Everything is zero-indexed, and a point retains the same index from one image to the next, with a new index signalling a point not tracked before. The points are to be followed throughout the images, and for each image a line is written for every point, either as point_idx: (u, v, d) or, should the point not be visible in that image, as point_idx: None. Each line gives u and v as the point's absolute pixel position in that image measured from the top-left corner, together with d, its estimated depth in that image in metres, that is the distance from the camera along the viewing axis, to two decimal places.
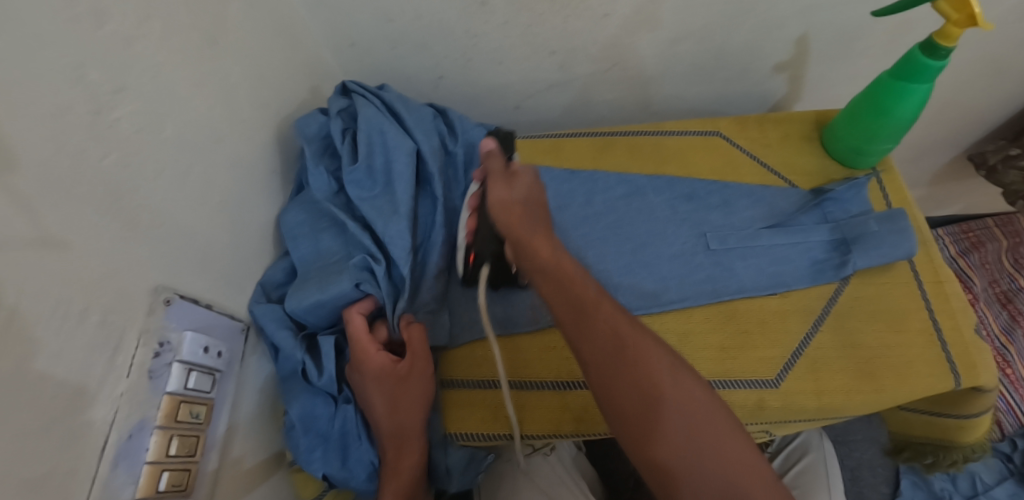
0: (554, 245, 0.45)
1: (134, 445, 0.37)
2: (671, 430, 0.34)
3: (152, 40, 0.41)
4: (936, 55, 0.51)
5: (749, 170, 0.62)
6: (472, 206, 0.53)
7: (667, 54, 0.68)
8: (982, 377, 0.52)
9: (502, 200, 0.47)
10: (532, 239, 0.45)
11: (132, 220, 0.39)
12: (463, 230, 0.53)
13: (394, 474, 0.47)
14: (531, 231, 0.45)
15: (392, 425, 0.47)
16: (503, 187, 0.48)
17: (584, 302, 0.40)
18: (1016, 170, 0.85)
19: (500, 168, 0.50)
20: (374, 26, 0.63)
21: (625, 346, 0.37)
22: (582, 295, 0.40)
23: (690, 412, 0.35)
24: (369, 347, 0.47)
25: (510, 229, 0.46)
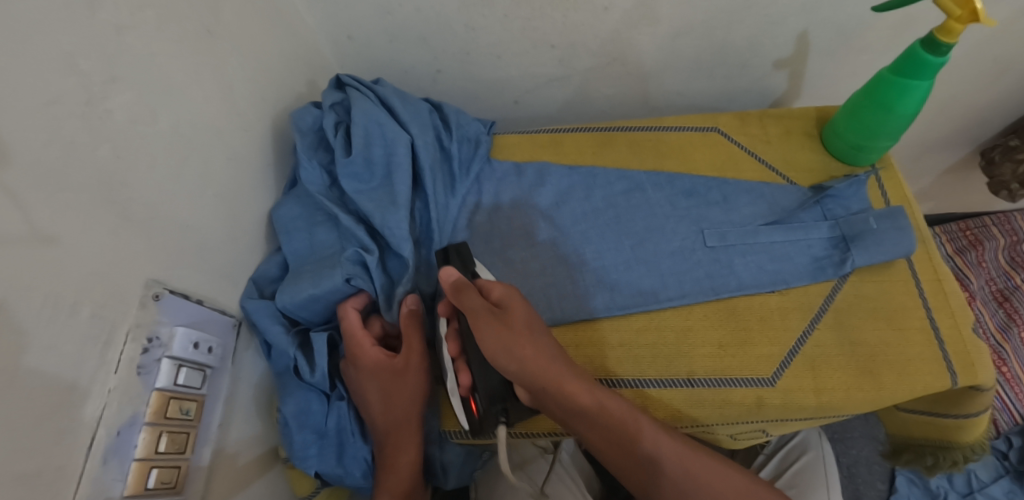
0: (532, 334, 0.44)
1: (124, 441, 0.37)
2: (641, 461, 0.42)
3: (145, 29, 0.40)
4: (937, 51, 0.50)
5: (749, 166, 0.62)
6: (454, 351, 0.47)
7: (667, 49, 0.67)
8: (980, 375, 0.52)
9: (473, 304, 0.44)
10: (513, 335, 0.43)
11: (124, 213, 0.38)
12: (456, 386, 0.46)
13: (391, 469, 0.47)
14: (509, 317, 0.43)
15: (387, 421, 0.46)
16: (506, 331, 0.42)
17: (600, 416, 0.43)
18: (1011, 162, 0.87)
19: (486, 307, 0.44)
20: (373, 18, 0.62)
21: (623, 430, 0.43)
22: (592, 409, 0.42)
23: (690, 477, 0.42)
24: (364, 342, 0.46)
25: (511, 375, 0.43)
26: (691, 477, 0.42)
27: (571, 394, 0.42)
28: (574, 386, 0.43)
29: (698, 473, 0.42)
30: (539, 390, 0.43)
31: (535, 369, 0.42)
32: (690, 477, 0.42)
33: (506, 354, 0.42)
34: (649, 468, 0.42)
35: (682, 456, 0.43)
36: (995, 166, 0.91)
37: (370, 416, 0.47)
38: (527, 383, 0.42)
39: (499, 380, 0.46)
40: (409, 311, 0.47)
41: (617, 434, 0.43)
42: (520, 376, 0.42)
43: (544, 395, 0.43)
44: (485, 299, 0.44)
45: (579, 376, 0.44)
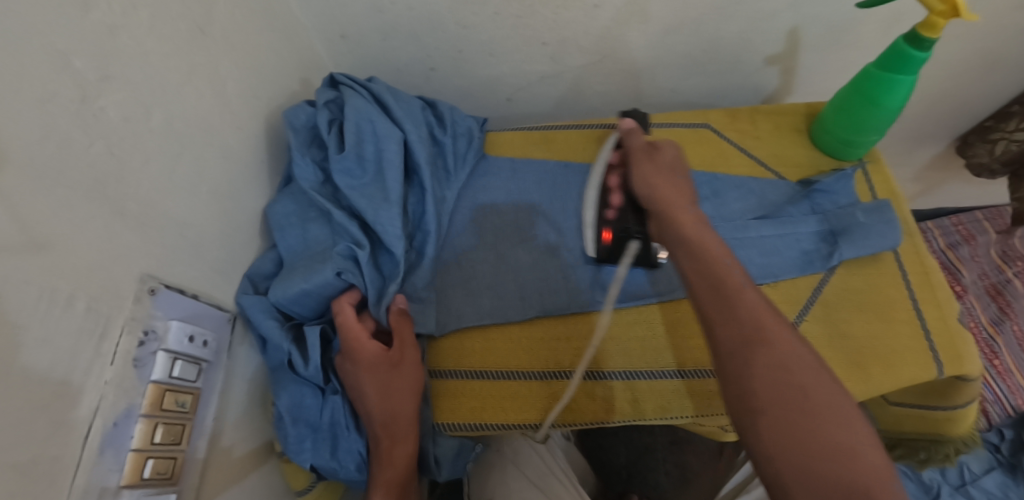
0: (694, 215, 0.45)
1: (119, 432, 0.37)
2: (789, 414, 0.33)
3: (139, 29, 0.41)
4: (922, 46, 0.51)
5: (739, 162, 0.62)
6: (613, 184, 0.53)
7: (658, 46, 0.68)
8: (966, 366, 0.53)
9: (643, 177, 0.48)
10: (676, 206, 0.45)
11: (119, 209, 0.39)
12: (590, 216, 0.52)
13: (385, 462, 0.47)
14: (679, 193, 0.47)
15: (382, 414, 0.46)
16: (650, 168, 0.49)
17: (739, 304, 0.38)
18: (985, 143, 0.88)
19: (643, 146, 0.51)
20: (366, 16, 0.63)
21: (790, 380, 0.35)
22: (738, 293, 0.39)
23: (805, 405, 0.33)
24: (360, 336, 0.47)
25: (654, 199, 0.47)
26: (841, 452, 0.31)
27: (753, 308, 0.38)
28: (675, 201, 0.46)
29: (800, 425, 0.33)
30: (727, 293, 0.39)
31: (725, 270, 0.40)
32: (803, 406, 0.33)
33: (686, 247, 0.42)
34: (769, 430, 0.33)
35: (829, 403, 0.33)
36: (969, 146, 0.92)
37: (365, 410, 0.47)
38: (715, 290, 0.39)
39: (636, 213, 0.51)
40: (403, 308, 0.48)
41: (781, 362, 0.35)
42: (647, 175, 0.48)
43: (720, 310, 0.38)
44: (644, 141, 0.52)
45: (715, 236, 0.43)
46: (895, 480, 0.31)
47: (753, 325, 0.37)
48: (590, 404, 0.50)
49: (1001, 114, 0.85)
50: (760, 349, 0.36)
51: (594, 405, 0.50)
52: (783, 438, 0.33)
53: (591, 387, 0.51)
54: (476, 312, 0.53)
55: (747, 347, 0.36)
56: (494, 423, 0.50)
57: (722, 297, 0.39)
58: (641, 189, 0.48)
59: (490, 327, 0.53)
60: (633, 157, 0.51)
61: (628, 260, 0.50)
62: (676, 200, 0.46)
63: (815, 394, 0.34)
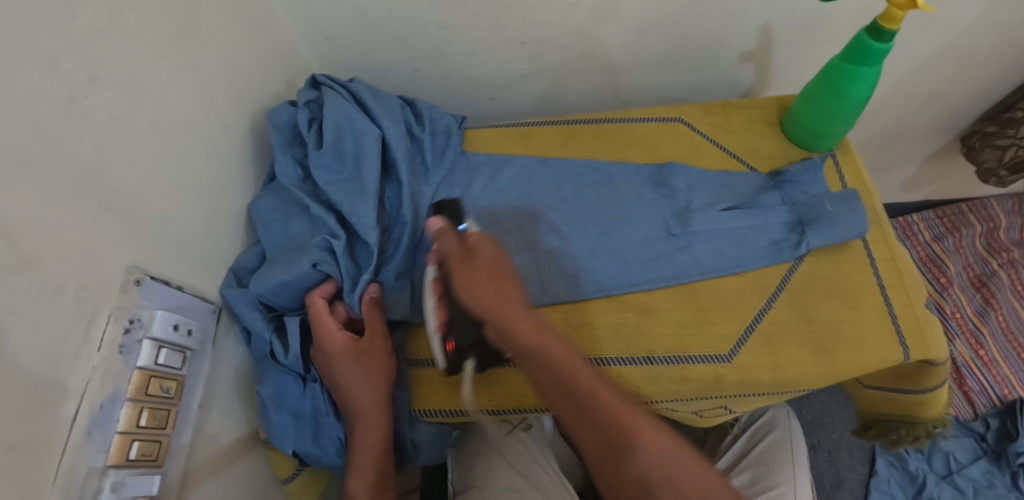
0: (532, 314, 0.44)
1: (106, 415, 0.39)
2: (613, 462, 0.36)
3: (125, 32, 0.43)
4: (883, 38, 0.53)
5: (712, 154, 0.64)
6: (437, 291, 0.48)
7: (634, 43, 0.70)
8: (933, 349, 0.54)
9: (463, 283, 0.44)
10: (513, 314, 0.43)
11: (106, 202, 0.41)
12: (433, 324, 0.48)
13: (362, 448, 0.49)
14: (518, 296, 0.44)
15: (356, 402, 0.49)
16: (474, 281, 0.44)
17: (558, 367, 0.40)
18: (992, 148, 0.87)
19: (456, 250, 0.46)
20: (348, 19, 0.65)
21: (614, 425, 0.37)
22: (546, 353, 0.41)
23: (611, 444, 0.37)
24: (331, 327, 0.48)
25: (488, 311, 0.43)
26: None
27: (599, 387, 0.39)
28: (513, 305, 0.43)
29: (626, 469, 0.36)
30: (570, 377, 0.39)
31: (564, 365, 0.40)
32: (612, 444, 0.37)
33: (543, 348, 0.41)
34: (618, 478, 0.36)
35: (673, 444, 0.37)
36: (976, 152, 0.91)
37: (337, 395, 0.49)
38: (554, 369, 0.40)
39: None
40: (370, 298, 0.50)
41: (615, 418, 0.37)
42: (486, 302, 0.43)
43: (564, 389, 0.39)
44: (460, 240, 0.47)
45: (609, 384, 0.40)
46: None
47: (575, 385, 0.39)
48: None
49: (1005, 119, 0.84)
50: (597, 411, 0.38)
51: None
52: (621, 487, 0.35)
53: None
54: None
55: (587, 418, 0.38)
56: (469, 408, 0.52)
57: (538, 356, 0.41)
58: (469, 300, 0.43)
59: None
60: (444, 263, 0.46)
61: (468, 373, 0.49)
62: (560, 314, 0.43)
63: (622, 425, 0.37)
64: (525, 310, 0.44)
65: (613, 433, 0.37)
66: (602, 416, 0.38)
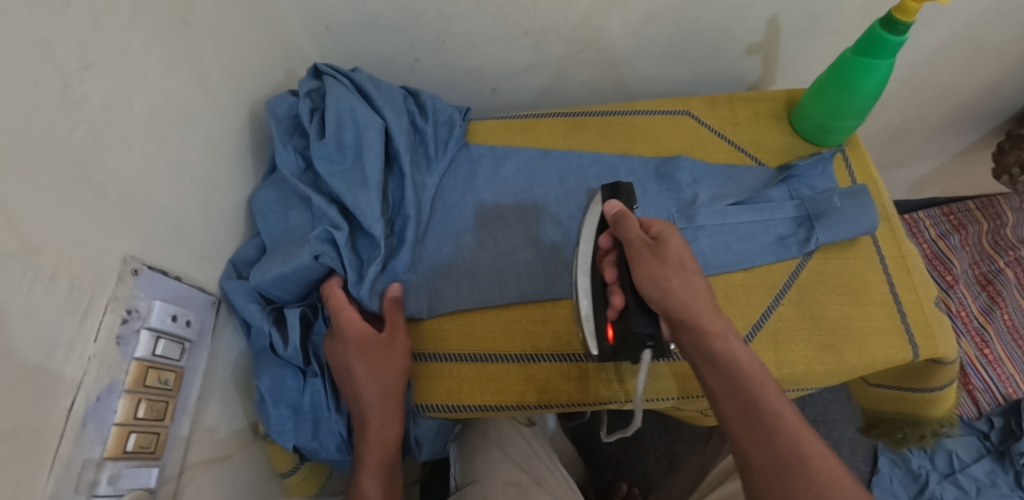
0: (717, 312, 0.41)
1: (102, 406, 0.39)
2: (779, 461, 0.35)
3: (120, 19, 0.42)
4: (896, 30, 0.51)
5: (717, 148, 0.63)
6: (612, 277, 0.45)
7: (638, 34, 0.69)
8: (941, 347, 0.53)
9: (642, 251, 0.43)
10: (699, 305, 0.40)
11: (101, 192, 0.40)
12: (607, 307, 0.44)
13: (368, 445, 0.48)
14: (699, 287, 0.41)
15: (365, 397, 0.48)
16: (657, 267, 0.41)
17: (738, 375, 0.39)
18: (1016, 151, 0.89)
19: (643, 239, 0.44)
20: (348, 8, 0.64)
21: (767, 418, 0.37)
22: (735, 364, 0.39)
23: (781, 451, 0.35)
24: (351, 314, 0.48)
25: (668, 303, 0.40)
26: None
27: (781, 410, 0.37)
28: (702, 306, 0.40)
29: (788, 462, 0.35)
30: (753, 392, 0.38)
31: (744, 372, 0.39)
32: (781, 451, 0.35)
33: (711, 360, 0.39)
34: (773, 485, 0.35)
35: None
36: (1003, 154, 0.92)
37: (348, 392, 0.49)
38: (744, 390, 0.38)
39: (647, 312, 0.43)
40: (393, 297, 0.50)
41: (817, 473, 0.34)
42: (659, 290, 0.41)
43: (741, 407, 0.38)
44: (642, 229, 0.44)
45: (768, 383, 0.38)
46: None
47: (768, 415, 0.37)
48: (566, 386, 0.51)
49: None
50: (781, 439, 0.36)
51: (569, 386, 0.51)
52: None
53: (568, 369, 0.51)
54: (456, 296, 0.54)
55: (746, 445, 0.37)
56: (472, 404, 0.51)
57: (731, 369, 0.39)
58: (650, 292, 0.41)
59: (468, 310, 0.54)
60: (630, 249, 0.43)
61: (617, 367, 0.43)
62: (684, 296, 0.40)
63: (820, 471, 0.34)
64: (710, 302, 0.41)
65: (798, 468, 0.34)
66: (790, 459, 0.35)
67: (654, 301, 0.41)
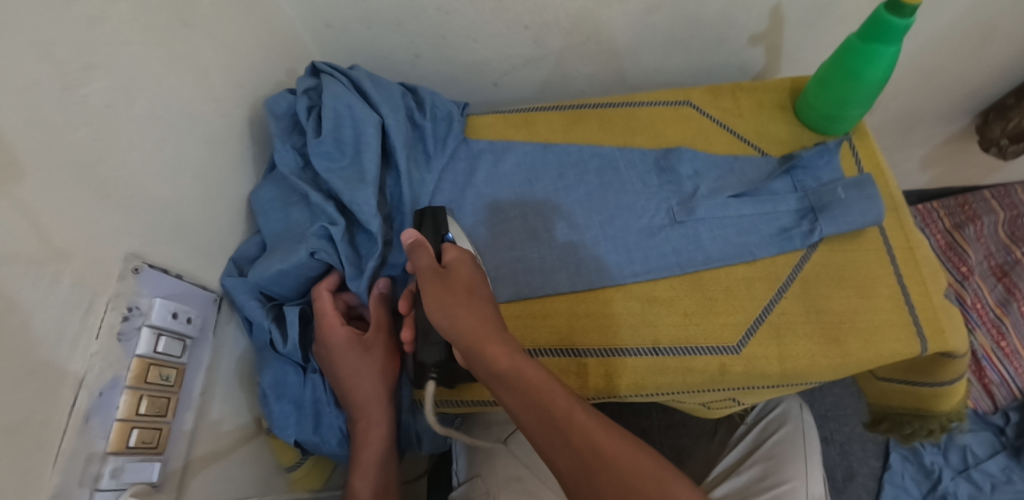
0: (499, 333, 0.40)
1: (105, 402, 0.39)
2: (585, 468, 0.35)
3: (119, 20, 0.43)
4: (901, 14, 0.50)
5: (719, 139, 0.62)
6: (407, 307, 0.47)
7: (640, 25, 0.68)
8: (951, 341, 0.52)
9: (434, 281, 0.42)
10: (491, 334, 0.40)
11: (102, 191, 0.41)
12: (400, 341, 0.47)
13: (363, 443, 0.48)
14: (485, 312, 0.41)
15: (355, 397, 0.48)
16: (447, 296, 0.41)
17: (526, 387, 0.38)
18: (1002, 122, 0.85)
19: (432, 266, 0.44)
20: (348, 5, 0.64)
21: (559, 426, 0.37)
22: (520, 378, 0.38)
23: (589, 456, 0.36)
24: (334, 321, 0.48)
25: (461, 333, 0.40)
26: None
27: (591, 430, 0.37)
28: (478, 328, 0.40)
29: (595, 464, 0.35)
30: (556, 424, 0.37)
31: (538, 387, 0.38)
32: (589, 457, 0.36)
33: (517, 396, 0.38)
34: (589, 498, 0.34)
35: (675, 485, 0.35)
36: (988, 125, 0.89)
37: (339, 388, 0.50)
38: (544, 423, 0.37)
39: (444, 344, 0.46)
40: (380, 293, 0.51)
41: (628, 477, 0.35)
42: (445, 317, 0.40)
43: (551, 444, 0.37)
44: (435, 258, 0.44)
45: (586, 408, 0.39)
46: None
47: (555, 421, 0.37)
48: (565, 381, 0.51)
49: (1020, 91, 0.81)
50: (575, 440, 0.36)
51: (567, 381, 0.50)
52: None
53: (569, 365, 0.50)
54: None
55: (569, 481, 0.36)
56: (470, 400, 0.51)
57: (533, 401, 0.37)
58: (439, 322, 0.41)
59: None
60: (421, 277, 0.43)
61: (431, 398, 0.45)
62: (464, 326, 0.40)
63: (619, 465, 0.35)
64: (497, 326, 0.41)
65: (597, 463, 0.35)
66: (589, 457, 0.35)
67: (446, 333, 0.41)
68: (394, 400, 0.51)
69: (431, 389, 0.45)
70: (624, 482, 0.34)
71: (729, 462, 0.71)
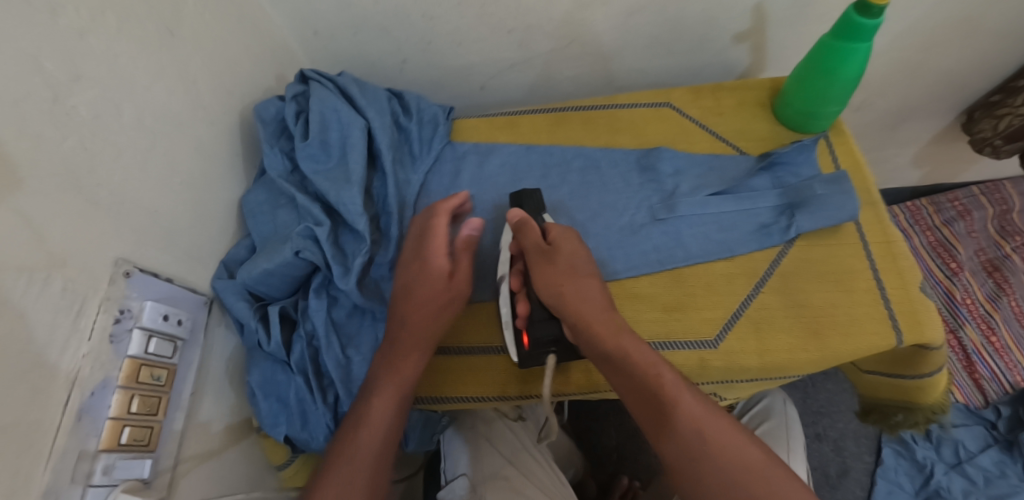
0: (610, 314, 0.45)
1: (97, 401, 0.40)
2: (688, 452, 0.38)
3: (108, 32, 0.44)
4: (870, 13, 0.51)
5: (700, 138, 0.63)
6: (517, 285, 0.51)
7: (622, 28, 0.69)
8: (927, 333, 0.52)
9: (541, 258, 0.48)
10: (599, 312, 0.45)
11: (93, 198, 0.42)
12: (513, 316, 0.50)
13: (364, 422, 0.45)
14: (597, 292, 0.46)
15: (381, 370, 0.48)
16: (552, 272, 0.47)
17: (633, 369, 0.42)
18: (991, 118, 0.85)
19: (539, 246, 0.49)
20: (335, 13, 0.65)
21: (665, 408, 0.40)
22: (627, 359, 0.42)
23: (694, 437, 0.38)
24: (416, 306, 0.49)
25: (565, 304, 0.46)
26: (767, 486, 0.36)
27: (689, 407, 0.40)
28: (595, 301, 0.46)
29: (694, 447, 0.38)
30: (653, 401, 0.40)
31: (643, 370, 0.42)
32: (693, 438, 0.38)
33: (621, 373, 0.42)
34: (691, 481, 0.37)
35: (771, 465, 0.37)
36: (974, 123, 0.90)
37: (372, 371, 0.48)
38: (647, 402, 0.41)
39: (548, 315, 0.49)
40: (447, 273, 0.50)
41: (730, 461, 0.37)
42: (558, 292, 0.46)
43: (652, 420, 0.40)
44: (539, 238, 0.50)
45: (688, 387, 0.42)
46: None
47: (663, 402, 0.40)
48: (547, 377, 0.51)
49: (1010, 89, 0.82)
50: (681, 422, 0.39)
51: (549, 377, 0.52)
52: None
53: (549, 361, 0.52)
54: None
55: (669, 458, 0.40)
56: (453, 396, 0.52)
57: (634, 382, 0.42)
58: (550, 291, 0.47)
59: None
60: (531, 255, 0.49)
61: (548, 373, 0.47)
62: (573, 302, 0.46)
63: (720, 449, 0.38)
64: (601, 303, 0.46)
65: (701, 444, 0.38)
66: (692, 438, 0.38)
67: (554, 303, 0.47)
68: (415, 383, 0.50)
69: (550, 364, 0.47)
70: (726, 464, 0.37)
71: None
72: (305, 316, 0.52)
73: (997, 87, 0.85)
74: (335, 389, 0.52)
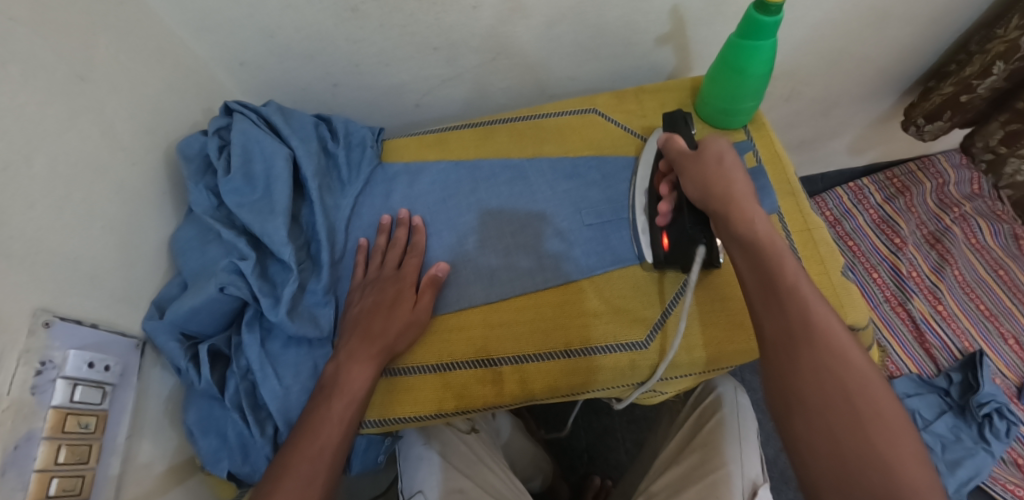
0: (754, 204, 0.46)
1: (21, 454, 0.40)
2: (798, 337, 0.40)
3: (13, 83, 0.44)
4: (769, 11, 0.53)
5: (626, 141, 0.64)
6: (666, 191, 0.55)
7: (545, 37, 0.70)
8: (850, 316, 0.54)
9: (687, 159, 0.52)
10: (747, 206, 0.46)
11: (4, 251, 0.42)
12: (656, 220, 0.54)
13: (304, 431, 0.47)
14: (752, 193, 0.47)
15: (336, 378, 0.50)
16: (696, 168, 0.50)
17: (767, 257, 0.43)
18: (925, 101, 0.90)
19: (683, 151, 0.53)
20: (258, 43, 0.66)
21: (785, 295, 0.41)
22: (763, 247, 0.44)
23: (805, 326, 0.40)
24: (387, 311, 0.53)
25: (707, 196, 0.48)
26: (858, 393, 0.37)
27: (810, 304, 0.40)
28: (743, 192, 0.47)
29: (800, 333, 0.40)
30: (780, 292, 0.41)
31: (775, 263, 0.43)
32: (804, 326, 0.40)
33: (759, 264, 0.43)
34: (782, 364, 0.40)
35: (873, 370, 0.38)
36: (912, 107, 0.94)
37: (314, 404, 0.49)
38: (769, 288, 0.42)
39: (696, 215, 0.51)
40: (434, 275, 0.55)
41: (834, 354, 0.39)
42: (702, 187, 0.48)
43: (771, 305, 0.42)
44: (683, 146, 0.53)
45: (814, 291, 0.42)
46: (900, 426, 0.36)
47: (784, 290, 0.41)
48: (481, 390, 0.52)
49: (943, 74, 0.87)
50: (791, 307, 0.41)
51: (485, 390, 0.52)
52: (806, 400, 0.38)
53: (483, 374, 0.52)
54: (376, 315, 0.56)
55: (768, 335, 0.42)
56: (392, 417, 0.52)
57: (767, 270, 0.43)
58: (688, 188, 0.50)
59: None
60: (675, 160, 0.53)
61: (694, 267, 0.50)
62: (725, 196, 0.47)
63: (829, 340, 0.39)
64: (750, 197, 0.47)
65: (807, 331, 0.40)
66: (798, 325, 0.40)
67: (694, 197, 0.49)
68: (369, 395, 0.51)
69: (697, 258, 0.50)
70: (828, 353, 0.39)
71: (673, 454, 0.72)
72: (239, 352, 0.52)
73: (934, 73, 0.90)
74: (274, 420, 0.52)
